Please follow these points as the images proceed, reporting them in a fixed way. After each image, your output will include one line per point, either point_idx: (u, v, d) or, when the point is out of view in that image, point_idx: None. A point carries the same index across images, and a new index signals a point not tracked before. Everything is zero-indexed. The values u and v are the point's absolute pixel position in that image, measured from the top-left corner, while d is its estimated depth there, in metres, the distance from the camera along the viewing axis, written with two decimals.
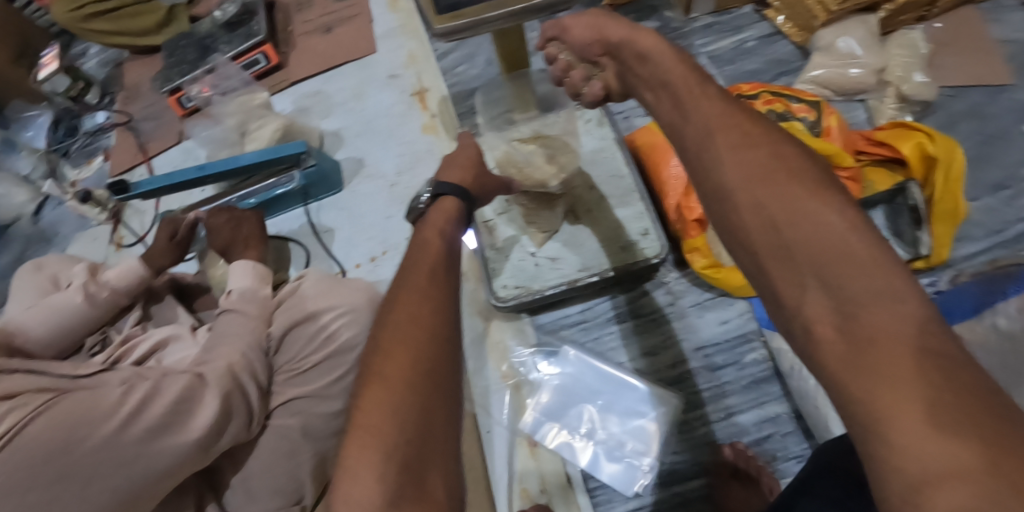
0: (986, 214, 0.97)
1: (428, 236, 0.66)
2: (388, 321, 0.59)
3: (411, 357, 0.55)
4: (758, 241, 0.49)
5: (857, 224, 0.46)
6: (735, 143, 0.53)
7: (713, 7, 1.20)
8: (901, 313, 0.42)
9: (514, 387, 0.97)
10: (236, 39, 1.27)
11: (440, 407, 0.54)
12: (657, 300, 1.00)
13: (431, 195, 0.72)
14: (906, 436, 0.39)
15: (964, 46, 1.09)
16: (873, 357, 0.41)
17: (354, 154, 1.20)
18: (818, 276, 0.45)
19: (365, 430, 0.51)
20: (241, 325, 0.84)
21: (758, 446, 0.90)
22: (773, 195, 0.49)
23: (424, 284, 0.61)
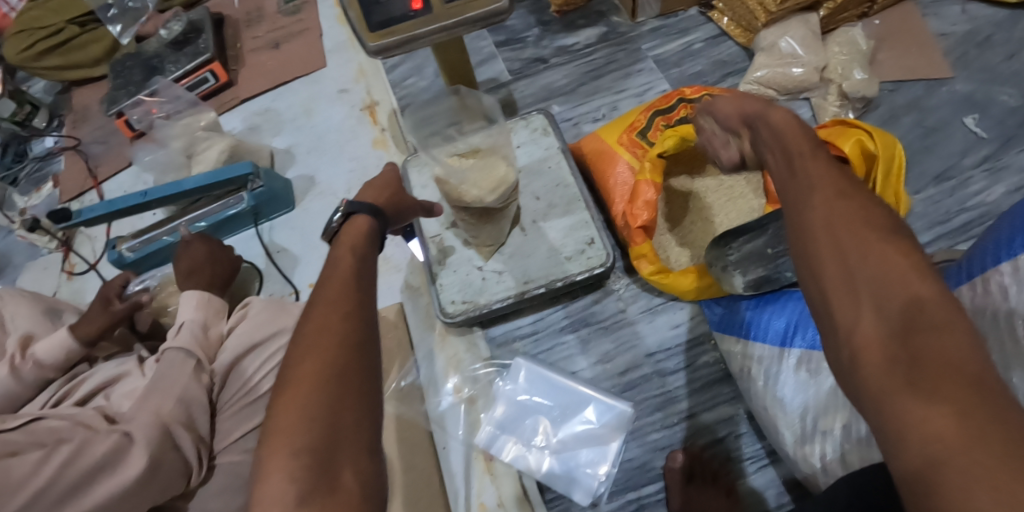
0: (928, 206, 0.98)
1: (338, 256, 0.69)
2: (301, 330, 0.63)
3: (318, 364, 0.59)
4: (828, 275, 0.51)
5: (928, 275, 0.47)
6: (832, 192, 0.54)
7: (659, 11, 1.21)
8: (952, 333, 0.44)
9: (468, 401, 0.97)
10: (182, 58, 1.25)
11: (350, 429, 0.57)
12: (608, 308, 1.01)
13: (343, 215, 0.74)
14: (928, 440, 0.40)
15: (902, 40, 1.12)
16: (923, 381, 0.42)
17: (305, 172, 1.19)
18: (874, 299, 0.47)
19: (279, 433, 0.56)
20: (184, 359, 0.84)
21: (712, 448, 0.91)
22: (852, 236, 0.51)
23: (334, 297, 0.65)
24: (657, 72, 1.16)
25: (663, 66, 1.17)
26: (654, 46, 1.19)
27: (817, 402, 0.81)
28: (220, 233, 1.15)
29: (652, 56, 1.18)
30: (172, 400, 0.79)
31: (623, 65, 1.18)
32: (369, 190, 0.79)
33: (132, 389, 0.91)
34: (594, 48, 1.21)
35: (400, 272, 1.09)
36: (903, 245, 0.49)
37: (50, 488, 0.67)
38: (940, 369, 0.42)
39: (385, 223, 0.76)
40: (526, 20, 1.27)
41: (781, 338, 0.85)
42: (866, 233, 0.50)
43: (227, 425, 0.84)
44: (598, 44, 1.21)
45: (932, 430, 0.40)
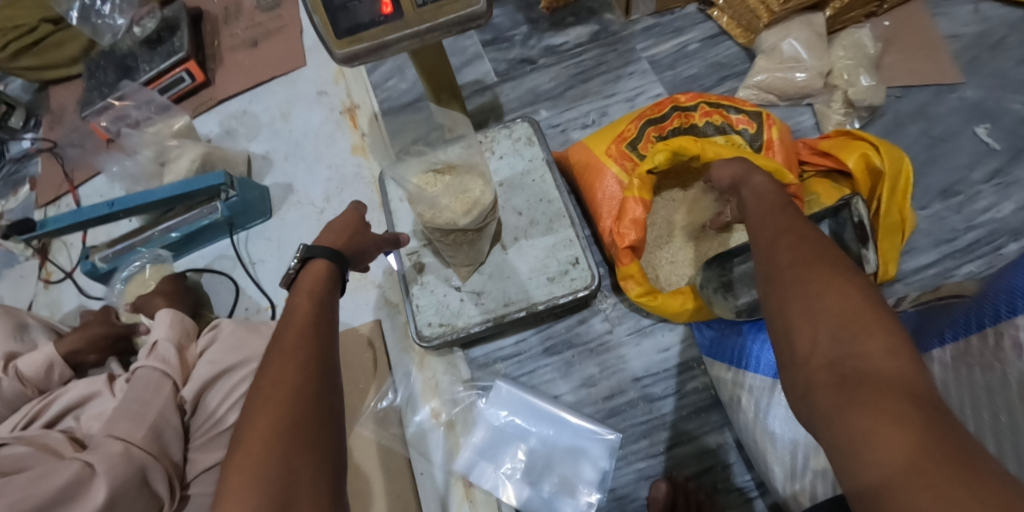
0: (933, 223, 0.92)
1: (295, 302, 0.66)
2: (256, 385, 0.60)
3: (272, 419, 0.56)
4: (790, 305, 0.53)
5: (877, 303, 0.50)
6: (794, 238, 0.58)
7: (654, 8, 1.15)
8: (897, 358, 0.47)
9: (447, 426, 0.94)
10: (157, 57, 1.20)
11: (304, 487, 0.53)
12: (594, 329, 0.97)
13: (299, 261, 0.70)
14: (878, 459, 0.43)
15: (911, 43, 1.05)
16: (873, 400, 0.45)
17: (282, 180, 1.15)
18: (830, 330, 0.50)
19: (229, 496, 0.52)
20: (154, 385, 0.81)
21: (698, 480, 0.87)
22: (810, 271, 0.54)
23: (290, 347, 0.62)
24: (650, 74, 1.10)
25: (656, 68, 1.10)
26: (647, 47, 1.13)
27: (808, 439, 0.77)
28: (194, 243, 1.10)
29: (645, 57, 1.12)
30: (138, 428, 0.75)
31: (614, 67, 1.12)
32: (326, 232, 0.75)
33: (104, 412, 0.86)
34: (584, 48, 1.15)
35: (378, 287, 1.05)
36: (857, 280, 0.52)
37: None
38: (884, 391, 0.45)
39: (344, 266, 0.72)
40: (514, 18, 1.20)
41: (775, 369, 0.80)
42: (826, 270, 0.53)
43: (199, 454, 0.82)
44: (588, 44, 1.15)
45: (881, 449, 0.43)
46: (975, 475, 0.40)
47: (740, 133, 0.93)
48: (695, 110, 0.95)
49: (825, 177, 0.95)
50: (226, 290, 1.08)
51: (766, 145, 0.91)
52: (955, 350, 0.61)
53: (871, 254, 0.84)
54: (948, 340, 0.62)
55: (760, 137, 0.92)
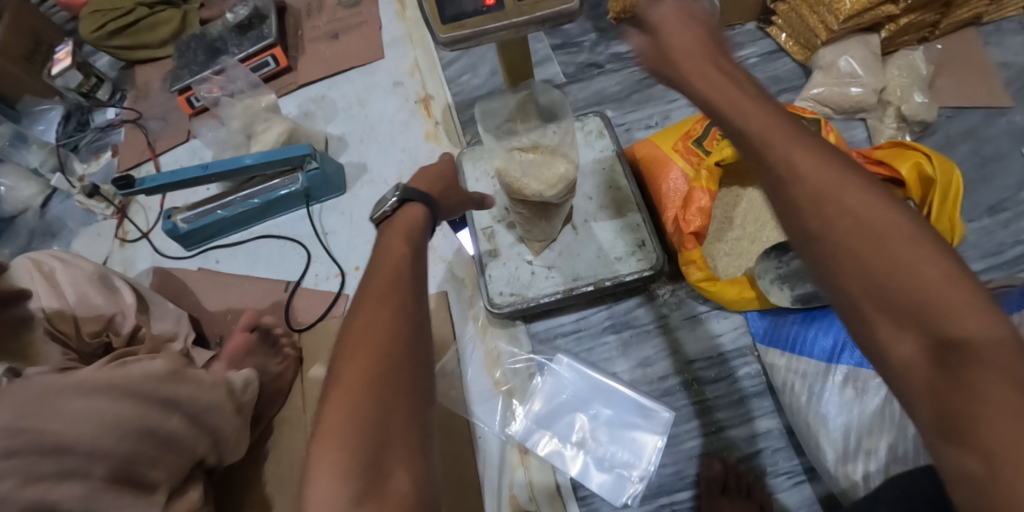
0: (981, 236, 0.98)
1: (392, 245, 0.69)
2: (350, 325, 0.61)
3: (371, 360, 0.57)
4: (856, 286, 0.50)
5: (951, 273, 0.48)
6: (830, 189, 0.52)
7: (717, 24, 1.23)
8: (997, 344, 0.45)
9: (507, 394, 0.98)
10: (246, 41, 1.29)
11: (400, 411, 0.55)
12: (651, 312, 1.02)
13: (398, 200, 0.73)
14: (989, 454, 0.42)
15: (962, 68, 1.12)
16: (984, 393, 0.44)
17: (356, 159, 1.23)
18: (919, 318, 0.47)
19: (328, 433, 0.54)
20: (73, 412, 0.71)
21: (749, 461, 0.90)
22: (874, 244, 0.49)
23: (385, 290, 0.63)
24: None
25: None
26: None
27: (861, 422, 0.81)
28: (273, 210, 1.18)
29: None
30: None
31: None
32: (421, 179, 0.80)
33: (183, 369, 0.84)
34: None
35: (445, 262, 1.11)
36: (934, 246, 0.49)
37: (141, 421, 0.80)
38: (991, 383, 0.44)
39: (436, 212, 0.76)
40: (582, 26, 1.29)
41: (830, 354, 0.85)
42: (896, 234, 0.49)
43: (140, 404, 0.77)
44: None
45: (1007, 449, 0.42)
46: None
47: None
48: None
49: (878, 185, 1.00)
50: (301, 258, 1.15)
51: None
52: None
53: None
54: (1005, 315, 0.70)
55: None
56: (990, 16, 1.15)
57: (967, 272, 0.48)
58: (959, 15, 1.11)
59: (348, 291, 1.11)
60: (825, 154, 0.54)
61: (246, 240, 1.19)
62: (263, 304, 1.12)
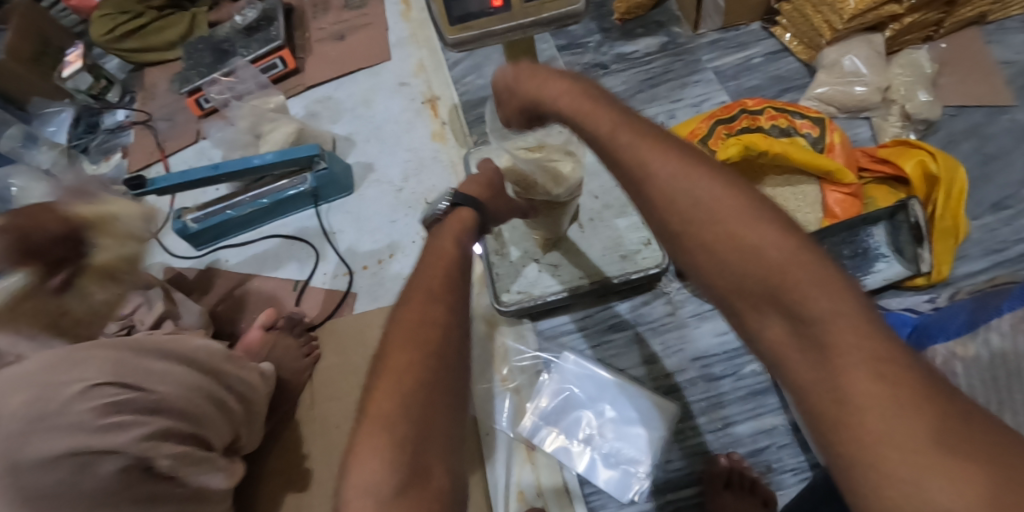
0: (984, 233, 0.98)
1: (442, 245, 0.68)
2: (398, 317, 0.60)
3: (420, 354, 0.56)
4: (716, 276, 0.50)
5: (793, 251, 0.47)
6: (687, 181, 0.52)
7: (720, 24, 1.23)
8: (852, 320, 0.44)
9: (514, 391, 0.99)
10: (254, 43, 1.30)
11: (443, 406, 0.54)
12: (656, 310, 1.03)
13: (448, 205, 0.74)
14: (862, 432, 0.41)
15: (965, 67, 1.12)
16: (850, 373, 0.43)
17: (363, 159, 1.24)
18: (776, 302, 0.47)
19: (373, 420, 0.52)
20: (155, 374, 0.73)
21: (753, 457, 0.91)
22: (720, 231, 0.50)
23: (437, 288, 0.62)
24: (715, 83, 1.18)
25: (720, 78, 1.19)
26: (712, 58, 1.21)
27: None
28: (281, 210, 1.19)
29: (710, 68, 1.20)
30: (64, 440, 0.64)
31: (680, 76, 1.20)
32: (473, 184, 0.80)
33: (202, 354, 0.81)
34: (652, 57, 1.23)
35: None
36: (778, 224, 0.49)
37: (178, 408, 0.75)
38: (852, 361, 0.43)
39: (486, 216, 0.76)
40: (587, 27, 1.30)
41: None
42: (737, 217, 0.50)
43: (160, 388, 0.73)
44: (657, 54, 1.24)
45: (883, 426, 0.41)
46: (964, 435, 0.40)
47: (803, 136, 0.99)
48: (762, 113, 1.01)
49: (881, 183, 1.01)
50: (308, 258, 1.17)
51: (828, 149, 0.98)
52: (1012, 320, 0.66)
53: (925, 254, 0.90)
54: (1005, 312, 0.67)
55: (822, 141, 0.98)
56: (994, 15, 1.16)
57: (814, 248, 0.48)
58: (962, 14, 1.12)
59: (356, 290, 1.12)
60: (676, 151, 0.55)
61: (254, 240, 1.20)
62: (271, 303, 1.13)
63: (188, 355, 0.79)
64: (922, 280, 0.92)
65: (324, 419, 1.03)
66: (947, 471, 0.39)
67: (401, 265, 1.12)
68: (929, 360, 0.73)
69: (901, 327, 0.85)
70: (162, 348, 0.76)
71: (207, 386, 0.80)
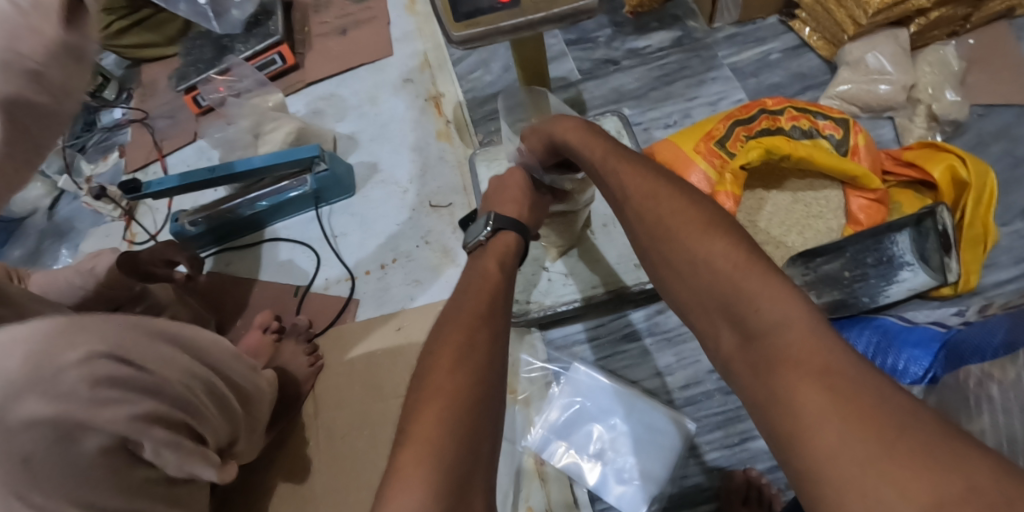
0: (1015, 239, 0.94)
1: (486, 266, 0.66)
2: (443, 336, 0.55)
3: (469, 378, 0.51)
4: (680, 293, 0.53)
5: (741, 263, 0.49)
6: (659, 209, 0.57)
7: (737, 18, 1.18)
8: (795, 325, 0.45)
9: (523, 403, 0.96)
10: (253, 38, 1.26)
11: (489, 436, 0.50)
12: (672, 319, 0.99)
13: (491, 230, 0.71)
14: (800, 428, 0.40)
15: (995, 63, 1.08)
16: (788, 378, 0.43)
17: (367, 159, 1.20)
18: (727, 314, 0.49)
19: (418, 443, 0.47)
20: (159, 356, 0.67)
21: (771, 474, 0.88)
22: (675, 250, 0.54)
23: (482, 311, 0.58)
24: (732, 80, 1.14)
25: (738, 75, 1.14)
26: (729, 54, 1.17)
27: None
28: (282, 212, 1.16)
29: (727, 64, 1.16)
30: (52, 406, 0.56)
31: (696, 72, 1.16)
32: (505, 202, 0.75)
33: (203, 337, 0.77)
34: (666, 53, 1.19)
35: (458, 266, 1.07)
36: (734, 239, 0.52)
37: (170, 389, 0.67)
38: (788, 365, 0.43)
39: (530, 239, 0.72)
40: (598, 21, 1.25)
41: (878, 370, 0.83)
42: (695, 236, 0.53)
43: (159, 365, 0.67)
44: (671, 49, 1.19)
45: (821, 426, 0.39)
46: (903, 434, 0.37)
47: (826, 138, 0.95)
48: (783, 113, 0.96)
49: (906, 187, 0.97)
50: (311, 262, 1.13)
51: (852, 151, 0.94)
52: None
53: (953, 263, 0.86)
54: None
55: (846, 143, 0.94)
56: None
57: (766, 259, 0.50)
58: (991, 8, 1.07)
59: (360, 295, 1.09)
60: (651, 178, 0.59)
61: (257, 243, 1.17)
62: (274, 308, 1.10)
63: (192, 343, 0.74)
64: (949, 289, 0.89)
65: (328, 429, 1.00)
66: (885, 463, 0.37)
67: (407, 271, 1.08)
68: (962, 383, 0.69)
69: (929, 344, 0.81)
70: (167, 332, 0.71)
71: (207, 376, 0.74)
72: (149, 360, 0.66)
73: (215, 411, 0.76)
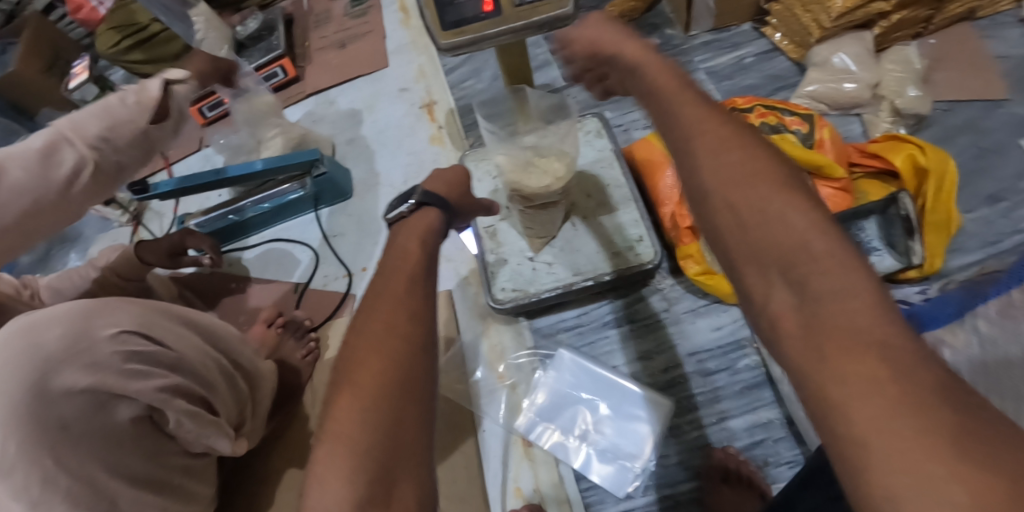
0: (981, 226, 0.99)
1: (408, 246, 0.69)
2: (362, 327, 0.61)
3: (383, 366, 0.57)
4: (729, 242, 0.52)
5: (813, 222, 0.49)
6: (718, 147, 0.55)
7: (712, 25, 1.25)
8: (856, 298, 0.45)
9: (511, 388, 1.01)
10: (256, 53, 1.35)
11: (411, 409, 0.56)
12: (651, 307, 1.04)
13: (415, 203, 0.74)
14: (846, 404, 0.41)
15: (958, 62, 1.13)
16: (841, 347, 0.43)
17: (363, 164, 1.27)
18: (783, 272, 0.48)
19: (335, 438, 0.54)
20: (176, 335, 0.81)
21: (749, 451, 0.91)
22: (739, 199, 0.52)
23: (401, 295, 0.63)
24: (708, 83, 1.20)
25: (714, 78, 1.20)
26: (706, 59, 1.23)
27: None
28: (282, 214, 1.21)
29: (703, 68, 1.22)
30: (88, 375, 0.69)
31: None
32: (440, 183, 0.80)
33: (217, 324, 0.91)
34: None
35: (449, 261, 1.16)
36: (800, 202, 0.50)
37: (186, 369, 0.80)
38: (841, 335, 0.43)
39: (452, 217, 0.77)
40: None
41: None
42: (768, 193, 0.51)
43: (177, 345, 0.80)
44: None
45: (871, 399, 0.40)
46: (955, 418, 0.38)
47: (793, 133, 1.00)
48: (752, 111, 1.03)
49: (873, 178, 1.02)
50: (308, 260, 1.19)
51: (817, 144, 0.99)
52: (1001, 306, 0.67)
53: (917, 246, 0.92)
54: (991, 297, 0.67)
55: (812, 137, 0.99)
56: (985, 10, 1.17)
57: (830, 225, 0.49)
58: (951, 10, 1.13)
59: (355, 291, 1.14)
60: None
61: (258, 243, 1.23)
62: (274, 304, 1.16)
63: (206, 329, 0.88)
64: (914, 272, 0.93)
65: None
66: (931, 441, 0.37)
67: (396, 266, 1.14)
68: None
69: None
70: (182, 315, 0.85)
71: (218, 358, 0.87)
72: (168, 338, 0.80)
73: (228, 391, 0.88)
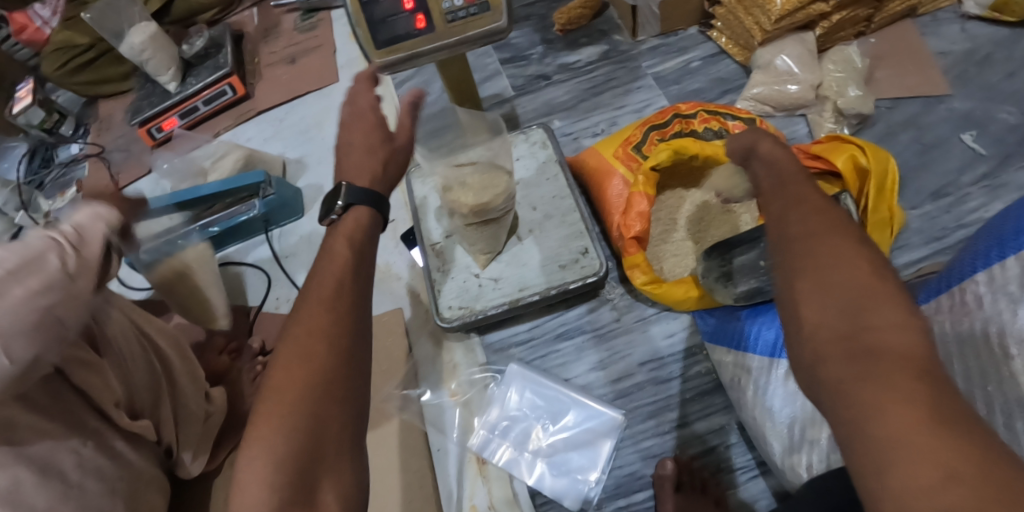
0: (925, 222, 0.99)
1: (336, 248, 0.68)
2: (288, 331, 0.62)
3: (304, 373, 0.58)
4: (796, 268, 0.51)
5: (877, 266, 0.48)
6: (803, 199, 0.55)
7: (659, 30, 1.25)
8: (909, 333, 0.44)
9: (464, 405, 1.00)
10: (203, 71, 1.32)
11: (333, 417, 0.57)
12: (603, 316, 1.04)
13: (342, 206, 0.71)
14: (887, 441, 0.40)
15: (900, 59, 1.14)
16: (891, 370, 0.42)
17: (314, 182, 1.25)
18: (846, 304, 0.47)
19: (260, 439, 0.55)
20: None
21: (701, 459, 0.91)
22: (818, 239, 0.51)
23: (326, 296, 0.63)
24: (656, 88, 1.20)
25: (661, 83, 1.20)
26: (654, 64, 1.23)
27: (804, 414, 0.81)
28: (233, 236, 1.19)
29: (651, 74, 1.22)
30: None
31: (623, 82, 1.22)
32: None
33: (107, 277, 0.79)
34: (595, 66, 1.25)
35: (400, 279, 1.15)
36: (874, 257, 0.49)
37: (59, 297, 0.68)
38: (891, 363, 0.43)
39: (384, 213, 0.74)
40: (530, 39, 1.32)
41: (772, 349, 0.86)
42: (843, 244, 0.50)
43: None
44: (600, 62, 1.25)
45: (909, 420, 0.40)
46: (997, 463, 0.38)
47: None
48: (694, 117, 1.03)
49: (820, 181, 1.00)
50: (261, 283, 1.17)
51: None
52: None
53: None
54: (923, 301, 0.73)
55: None
56: (925, 8, 1.18)
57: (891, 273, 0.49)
58: (891, 8, 1.14)
59: None
60: None
61: None
62: None
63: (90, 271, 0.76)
64: None
65: None
66: (966, 473, 0.37)
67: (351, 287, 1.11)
68: None
69: None
70: None
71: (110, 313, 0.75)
72: None
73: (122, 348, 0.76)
